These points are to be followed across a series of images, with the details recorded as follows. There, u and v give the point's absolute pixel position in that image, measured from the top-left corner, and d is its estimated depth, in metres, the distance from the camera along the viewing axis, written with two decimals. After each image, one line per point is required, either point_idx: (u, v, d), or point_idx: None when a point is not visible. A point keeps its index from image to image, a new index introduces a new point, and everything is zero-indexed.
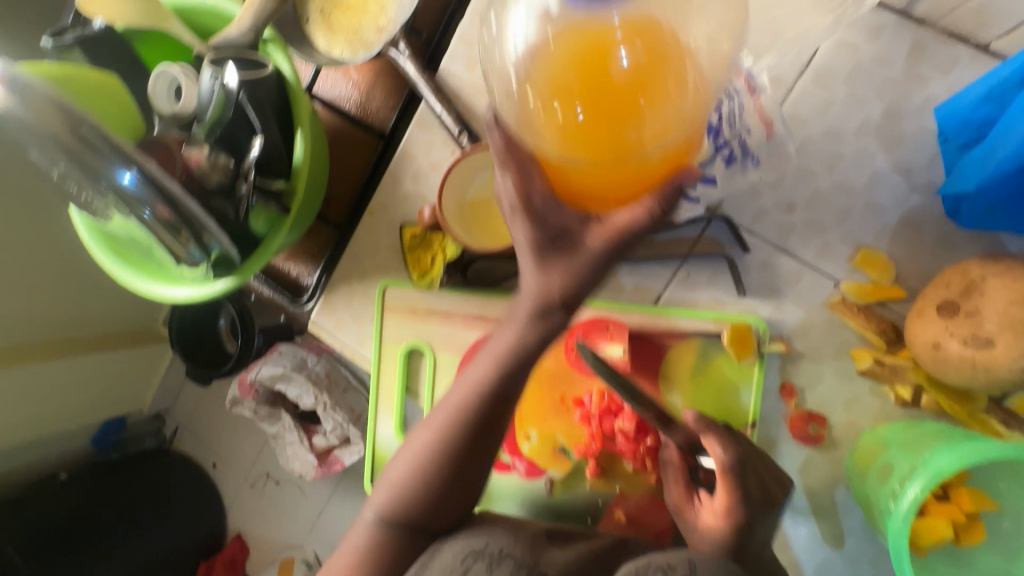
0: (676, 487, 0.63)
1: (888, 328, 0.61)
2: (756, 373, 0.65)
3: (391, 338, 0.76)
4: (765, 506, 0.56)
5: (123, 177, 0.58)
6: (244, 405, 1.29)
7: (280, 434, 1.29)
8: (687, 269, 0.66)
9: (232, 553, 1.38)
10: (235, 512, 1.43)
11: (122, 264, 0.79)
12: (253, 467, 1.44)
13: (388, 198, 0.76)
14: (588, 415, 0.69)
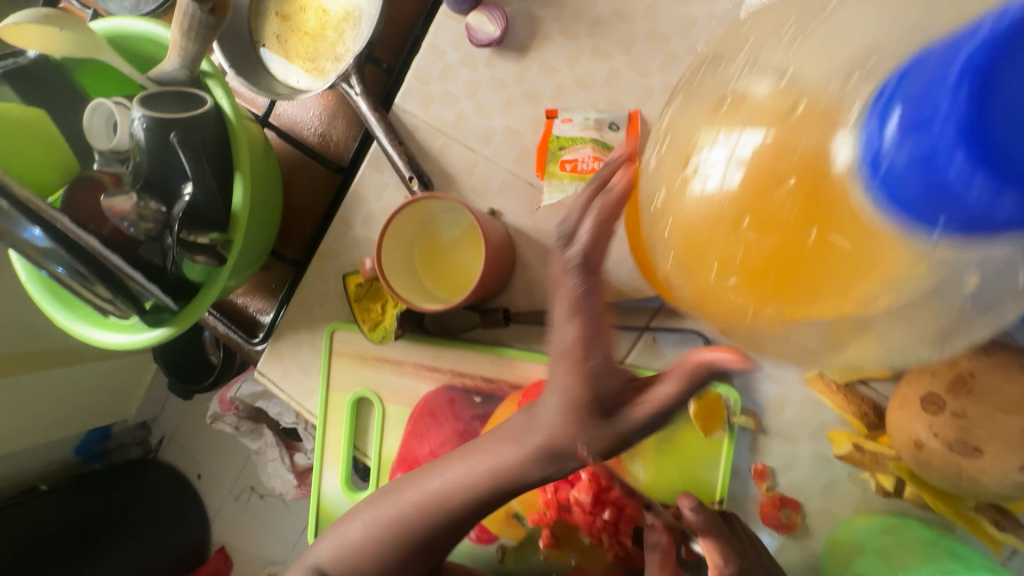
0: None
1: (869, 410, 0.54)
2: (726, 448, 0.58)
3: (338, 386, 0.70)
4: None
5: (34, 231, 0.55)
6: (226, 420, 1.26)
7: (262, 449, 1.28)
8: (653, 335, 0.59)
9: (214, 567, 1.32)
10: (218, 524, 1.37)
11: (53, 302, 0.74)
12: (237, 480, 1.37)
13: (338, 242, 0.71)
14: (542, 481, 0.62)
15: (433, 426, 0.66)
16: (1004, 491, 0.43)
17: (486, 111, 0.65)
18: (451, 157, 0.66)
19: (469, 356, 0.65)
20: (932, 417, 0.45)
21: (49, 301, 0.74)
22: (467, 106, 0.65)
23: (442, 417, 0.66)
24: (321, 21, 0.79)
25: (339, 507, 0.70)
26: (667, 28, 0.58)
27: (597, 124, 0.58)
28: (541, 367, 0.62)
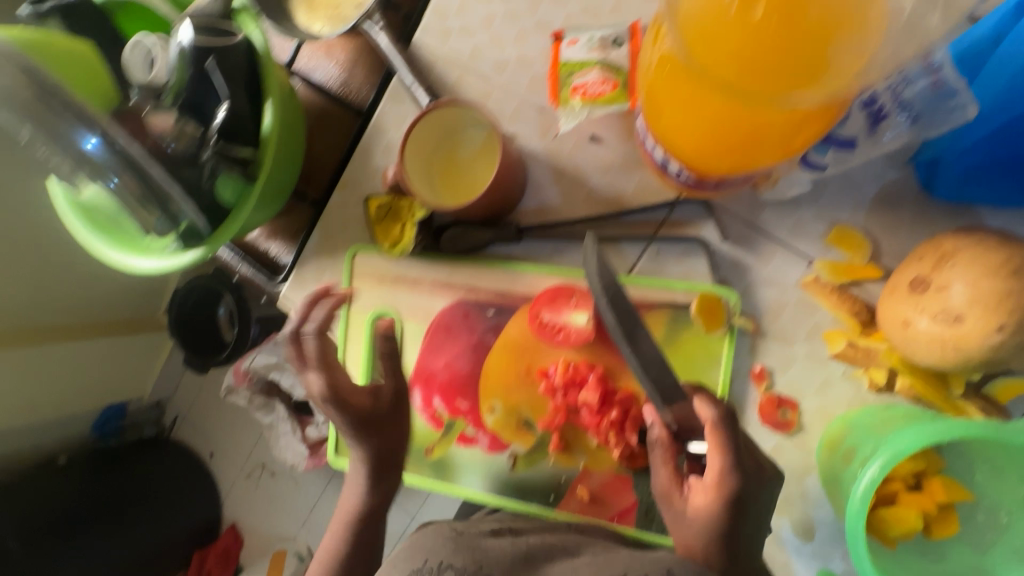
0: (665, 471, 0.58)
1: (861, 308, 0.58)
2: (726, 349, 0.62)
3: (358, 305, 0.74)
4: (758, 478, 0.54)
5: (88, 142, 0.59)
6: (240, 393, 1.27)
7: (274, 423, 1.32)
8: (656, 247, 0.64)
9: (226, 543, 1.35)
10: (229, 503, 1.40)
11: (90, 229, 0.79)
12: (249, 458, 1.40)
13: (359, 171, 0.75)
14: (553, 387, 0.66)
15: (447, 341, 0.71)
16: (989, 356, 0.45)
17: (501, 43, 0.69)
18: (466, 87, 0.70)
19: (483, 272, 0.69)
20: (920, 295, 0.49)
21: (86, 228, 0.79)
22: (482, 39, 0.70)
23: (456, 331, 0.70)
24: None
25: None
26: None
27: (601, 45, 0.61)
28: (551, 280, 0.67)
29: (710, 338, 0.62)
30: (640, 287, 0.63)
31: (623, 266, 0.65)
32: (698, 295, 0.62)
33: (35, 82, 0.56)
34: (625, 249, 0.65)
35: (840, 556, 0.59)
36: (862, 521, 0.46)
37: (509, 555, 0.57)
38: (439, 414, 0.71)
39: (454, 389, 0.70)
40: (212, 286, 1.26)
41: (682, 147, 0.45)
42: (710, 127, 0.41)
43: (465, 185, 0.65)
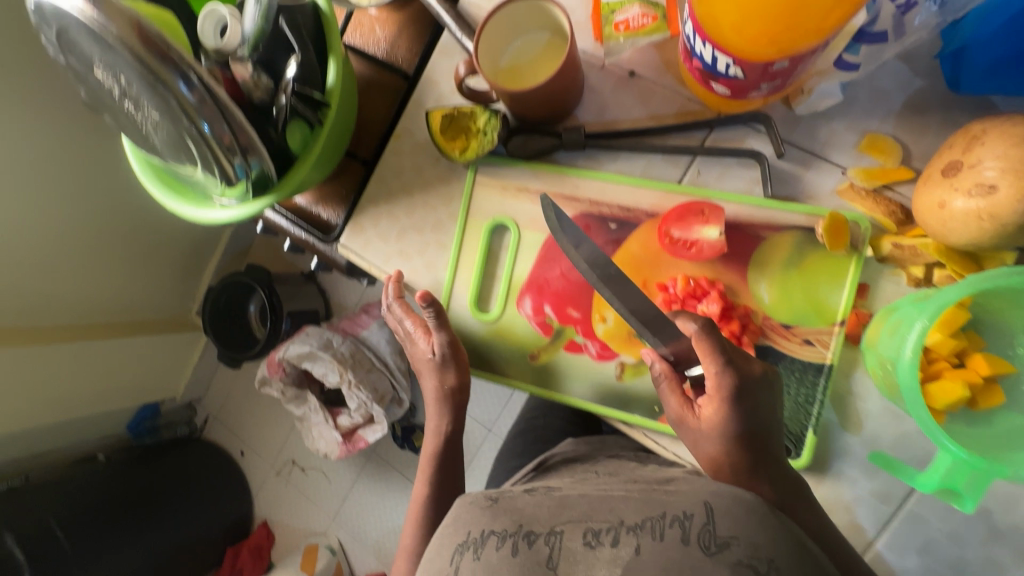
0: (673, 397, 0.63)
1: (896, 209, 0.62)
2: (852, 270, 0.63)
3: (477, 211, 0.77)
4: (760, 382, 0.59)
5: (184, 87, 0.64)
6: (273, 384, 1.35)
7: (305, 415, 1.40)
8: (697, 165, 0.69)
9: (258, 540, 1.57)
10: (260, 502, 1.64)
11: (163, 188, 0.85)
12: (280, 456, 1.63)
13: (413, 122, 0.81)
14: (671, 300, 0.68)
15: (567, 251, 0.74)
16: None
17: None
18: None
19: (551, 179, 0.74)
20: (954, 177, 0.53)
21: (159, 187, 0.86)
22: None
23: None
24: None
25: (467, 325, 0.78)
26: None
27: None
28: (677, 199, 0.69)
29: (835, 260, 0.63)
30: (729, 202, 0.67)
31: (673, 177, 0.70)
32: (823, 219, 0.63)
33: (144, 30, 0.61)
34: (669, 166, 0.70)
35: (889, 442, 0.63)
36: (915, 372, 0.51)
37: (544, 507, 0.58)
38: (549, 322, 0.74)
39: (566, 298, 0.74)
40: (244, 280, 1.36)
41: (725, 25, 0.49)
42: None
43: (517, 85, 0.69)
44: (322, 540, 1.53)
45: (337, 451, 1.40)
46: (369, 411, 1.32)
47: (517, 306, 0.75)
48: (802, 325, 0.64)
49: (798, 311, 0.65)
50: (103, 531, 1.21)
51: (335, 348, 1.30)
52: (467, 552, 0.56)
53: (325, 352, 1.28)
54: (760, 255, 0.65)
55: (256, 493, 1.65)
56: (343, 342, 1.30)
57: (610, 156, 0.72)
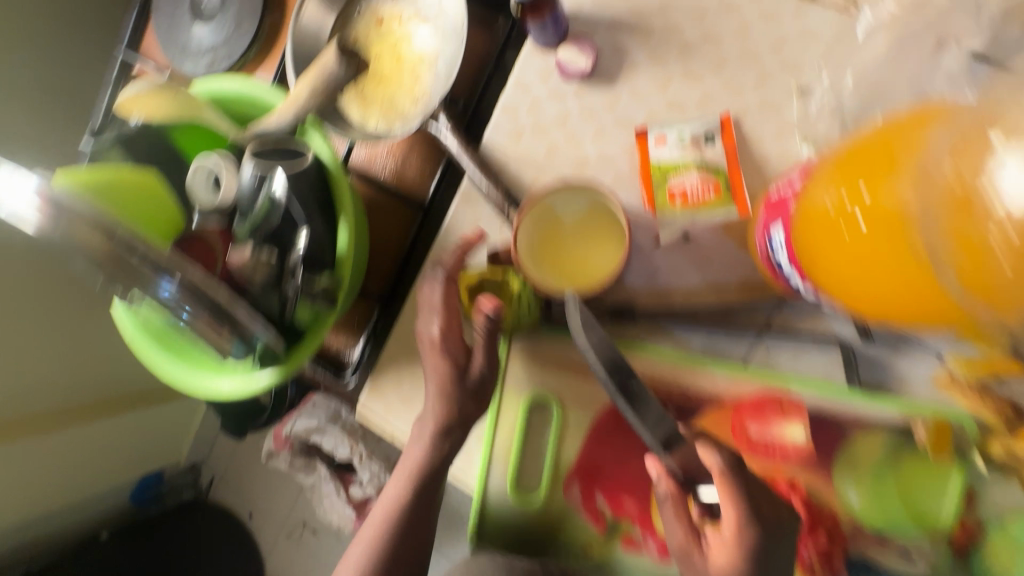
0: (679, 527, 0.55)
1: (1006, 409, 0.54)
2: (958, 479, 0.55)
3: (514, 382, 0.70)
4: (777, 529, 0.52)
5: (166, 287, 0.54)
6: (279, 458, 1.21)
7: (315, 485, 1.25)
8: (766, 344, 0.61)
9: None
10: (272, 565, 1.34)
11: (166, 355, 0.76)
12: (288, 518, 1.34)
13: (435, 276, 0.73)
14: None
15: (624, 436, 0.66)
16: None
17: (578, 140, 0.66)
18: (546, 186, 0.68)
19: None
20: None
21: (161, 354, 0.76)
22: (558, 136, 0.67)
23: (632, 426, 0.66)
24: (396, 66, 0.82)
25: (503, 511, 0.69)
26: (760, 47, 0.60)
27: (694, 143, 0.62)
28: (749, 385, 0.60)
29: (932, 466, 0.55)
30: (805, 391, 0.59)
31: (736, 355, 0.62)
32: (925, 421, 0.55)
33: (114, 236, 0.51)
34: (732, 343, 0.62)
35: None
36: None
37: None
38: (601, 511, 0.66)
39: (621, 484, 0.66)
40: None
41: (822, 271, 0.46)
42: (873, 270, 0.43)
43: (564, 269, 0.63)
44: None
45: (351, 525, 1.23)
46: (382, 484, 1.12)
47: (565, 491, 0.67)
48: (896, 534, 0.55)
49: (895, 519, 0.56)
50: None
51: (344, 420, 1.11)
52: None
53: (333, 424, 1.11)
54: (844, 456, 0.57)
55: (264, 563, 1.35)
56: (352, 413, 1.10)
57: (661, 328, 0.64)
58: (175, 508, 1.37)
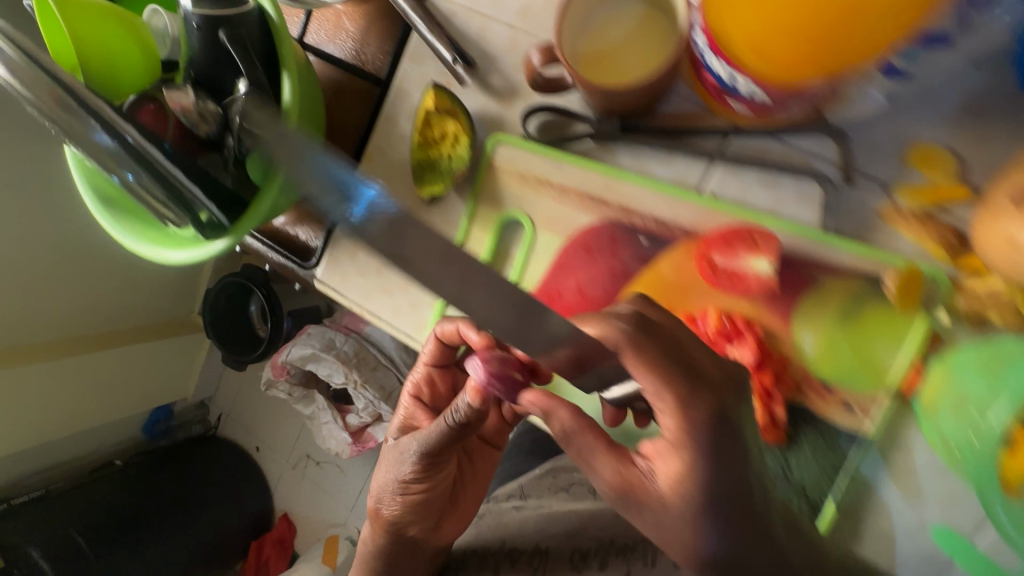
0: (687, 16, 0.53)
1: (950, 234, 0.52)
2: (915, 331, 0.53)
3: (487, 202, 0.66)
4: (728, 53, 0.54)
5: (99, 138, 0.58)
6: (280, 386, 1.37)
7: (315, 415, 1.41)
8: (716, 171, 0.59)
9: (280, 533, 1.47)
10: (280, 491, 1.53)
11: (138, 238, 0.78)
12: (294, 450, 1.53)
13: (385, 141, 0.72)
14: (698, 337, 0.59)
15: (586, 263, 0.63)
16: None
17: None
18: (493, 36, 0.65)
19: (577, 174, 0.62)
20: None
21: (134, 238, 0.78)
22: None
23: (597, 252, 0.62)
24: None
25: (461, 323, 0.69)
26: None
27: None
28: (716, 215, 0.58)
29: (902, 318, 0.53)
30: (781, 229, 0.56)
31: (691, 182, 0.60)
32: (896, 269, 0.53)
33: (48, 77, 0.54)
34: (685, 171, 0.60)
35: (942, 497, 0.55)
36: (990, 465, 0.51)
37: (526, 521, 0.85)
38: None
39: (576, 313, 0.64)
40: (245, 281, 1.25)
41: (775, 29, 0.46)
42: (840, 22, 0.44)
43: (600, 77, 0.56)
44: (343, 532, 1.38)
45: (348, 451, 1.41)
46: (377, 410, 1.31)
47: None
48: (844, 386, 0.56)
49: (844, 368, 0.56)
50: (113, 533, 1.24)
51: (338, 348, 1.29)
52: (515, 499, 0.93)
53: (328, 353, 1.28)
54: (813, 299, 0.56)
55: (275, 488, 1.54)
56: (346, 341, 1.28)
57: (629, 146, 0.61)
58: (188, 438, 1.57)
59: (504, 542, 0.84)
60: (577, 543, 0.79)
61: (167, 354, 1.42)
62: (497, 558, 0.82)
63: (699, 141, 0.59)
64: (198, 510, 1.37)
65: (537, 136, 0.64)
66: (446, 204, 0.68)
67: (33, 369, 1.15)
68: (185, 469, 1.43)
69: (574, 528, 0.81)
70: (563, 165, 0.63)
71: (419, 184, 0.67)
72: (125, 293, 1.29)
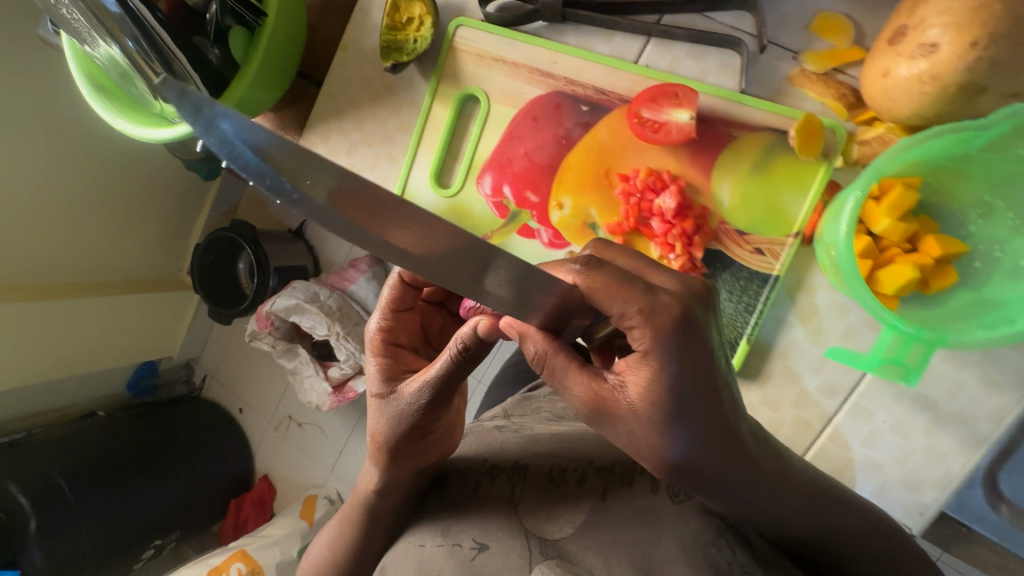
0: None
1: (847, 91, 0.59)
2: (819, 177, 0.60)
3: (448, 81, 0.73)
4: None
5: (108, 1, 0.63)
6: (263, 339, 1.27)
7: (297, 369, 1.31)
8: (651, 46, 0.66)
9: (260, 493, 1.43)
10: (261, 454, 1.48)
11: (128, 118, 0.83)
12: (277, 411, 1.47)
13: (358, 31, 0.77)
14: (630, 190, 0.65)
15: (534, 130, 0.69)
16: (967, 80, 0.47)
17: None
18: None
19: (528, 50, 0.69)
20: (900, 43, 0.50)
21: (123, 117, 0.83)
22: None
23: (545, 122, 0.69)
24: None
25: (422, 196, 0.75)
26: None
27: None
28: (647, 84, 0.65)
29: (806, 166, 0.60)
30: (705, 92, 0.63)
31: (629, 56, 0.67)
32: (797, 120, 0.59)
33: None
34: (623, 47, 0.67)
35: (840, 330, 0.61)
36: (848, 266, 0.50)
37: (512, 442, 0.60)
38: (506, 202, 0.71)
39: (526, 179, 0.70)
40: (228, 235, 1.25)
41: None
42: None
43: None
44: (321, 492, 1.37)
45: (329, 403, 1.29)
46: (358, 363, 1.25)
47: (477, 183, 0.73)
48: (755, 232, 0.62)
49: (756, 215, 0.62)
50: (105, 482, 1.14)
51: (322, 301, 1.23)
52: (507, 431, 0.64)
53: (312, 305, 1.22)
54: (729, 152, 0.63)
55: (256, 450, 1.49)
56: (329, 295, 1.24)
57: (574, 26, 0.68)
58: (170, 399, 1.50)
59: (485, 458, 0.59)
60: (562, 456, 0.56)
61: (160, 304, 1.38)
62: (476, 474, 0.57)
63: (636, 18, 0.66)
64: (177, 458, 1.29)
65: (494, 16, 0.70)
66: (415, 86, 0.76)
67: (27, 322, 1.11)
68: (168, 426, 1.34)
69: (569, 436, 0.59)
70: (515, 43, 0.70)
71: (386, 57, 0.74)
72: (113, 244, 1.25)
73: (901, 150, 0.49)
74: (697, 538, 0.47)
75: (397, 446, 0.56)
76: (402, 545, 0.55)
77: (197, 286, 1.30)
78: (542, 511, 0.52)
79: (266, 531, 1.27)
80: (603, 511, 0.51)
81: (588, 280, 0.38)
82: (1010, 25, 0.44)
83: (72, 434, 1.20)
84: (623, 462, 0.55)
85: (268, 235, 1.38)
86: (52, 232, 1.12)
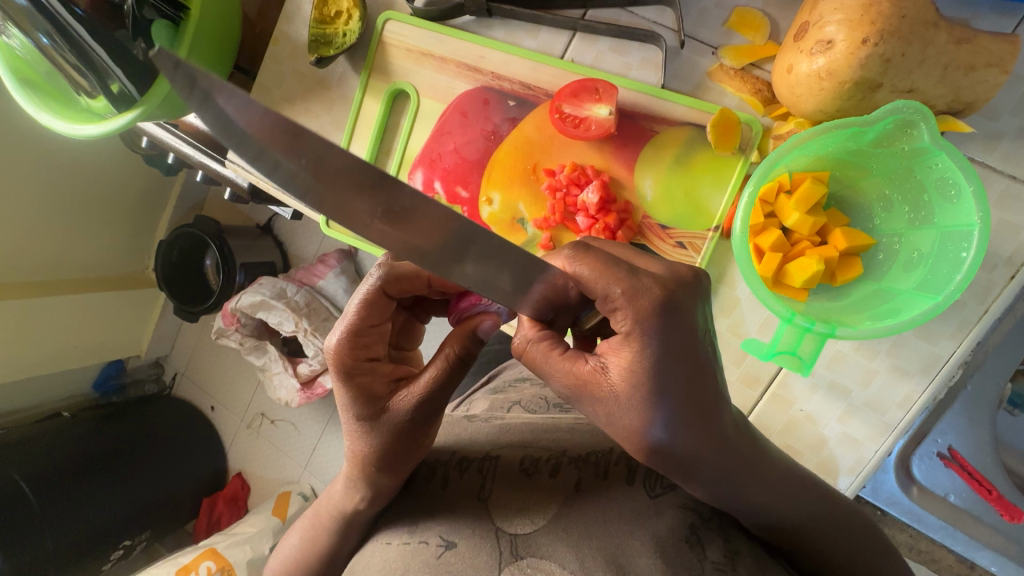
0: None
1: (762, 87, 0.60)
2: (737, 171, 0.61)
3: (379, 75, 0.72)
4: None
5: None
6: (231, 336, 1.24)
7: (266, 366, 1.29)
8: (576, 41, 0.66)
9: (234, 490, 1.42)
10: (235, 453, 1.47)
11: (54, 112, 0.79)
12: (249, 408, 1.46)
13: (289, 23, 0.76)
14: (555, 185, 0.65)
15: (462, 125, 0.69)
16: (863, 76, 0.48)
17: None
18: None
19: (456, 44, 0.68)
20: (802, 39, 0.51)
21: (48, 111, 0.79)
22: None
23: (473, 118, 0.69)
24: None
25: None
26: None
27: None
28: (572, 79, 0.65)
29: (722, 161, 0.61)
30: (626, 88, 0.63)
31: (555, 51, 0.67)
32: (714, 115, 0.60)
33: None
34: (548, 43, 0.67)
35: (760, 320, 0.62)
36: (744, 258, 0.52)
37: (483, 433, 0.60)
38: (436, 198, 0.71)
39: (457, 175, 0.70)
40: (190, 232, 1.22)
41: None
42: None
43: None
44: (295, 488, 1.36)
45: (299, 399, 1.28)
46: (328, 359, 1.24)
47: (408, 179, 0.72)
48: (677, 226, 0.63)
49: (676, 209, 0.63)
50: (71, 484, 1.08)
51: (289, 297, 1.21)
52: (479, 418, 0.64)
53: (279, 301, 1.20)
54: (650, 147, 0.63)
55: (228, 447, 1.48)
56: (297, 291, 1.22)
57: (501, 20, 0.68)
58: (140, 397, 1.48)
59: (454, 451, 0.57)
60: (533, 446, 0.55)
61: (127, 304, 1.35)
62: (445, 467, 0.55)
63: (562, 12, 0.66)
64: (145, 456, 1.24)
65: (421, 10, 0.69)
66: (346, 81, 0.75)
67: None
68: (134, 424, 1.28)
69: (541, 427, 0.59)
70: (445, 37, 0.69)
71: (313, 50, 0.73)
72: (78, 243, 1.22)
73: (794, 144, 0.51)
74: (673, 534, 0.48)
75: (385, 461, 0.51)
76: (369, 545, 0.53)
77: (162, 284, 1.26)
78: (512, 502, 0.51)
79: (238, 529, 1.25)
80: (574, 505, 0.50)
81: (577, 265, 0.38)
82: (897, 22, 0.45)
83: (35, 437, 1.12)
84: (598, 454, 0.54)
85: (236, 230, 1.34)
86: (9, 230, 1.08)
